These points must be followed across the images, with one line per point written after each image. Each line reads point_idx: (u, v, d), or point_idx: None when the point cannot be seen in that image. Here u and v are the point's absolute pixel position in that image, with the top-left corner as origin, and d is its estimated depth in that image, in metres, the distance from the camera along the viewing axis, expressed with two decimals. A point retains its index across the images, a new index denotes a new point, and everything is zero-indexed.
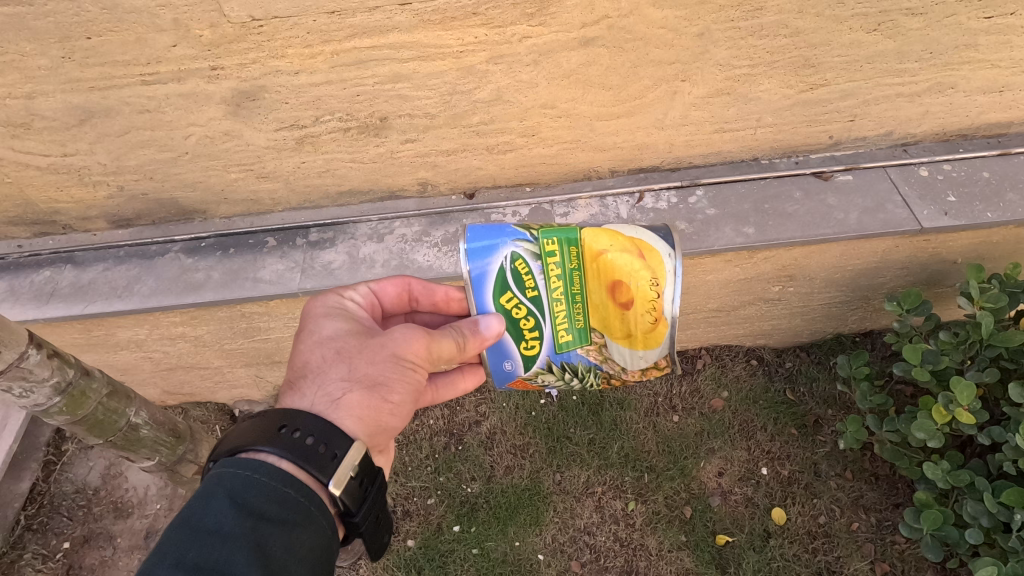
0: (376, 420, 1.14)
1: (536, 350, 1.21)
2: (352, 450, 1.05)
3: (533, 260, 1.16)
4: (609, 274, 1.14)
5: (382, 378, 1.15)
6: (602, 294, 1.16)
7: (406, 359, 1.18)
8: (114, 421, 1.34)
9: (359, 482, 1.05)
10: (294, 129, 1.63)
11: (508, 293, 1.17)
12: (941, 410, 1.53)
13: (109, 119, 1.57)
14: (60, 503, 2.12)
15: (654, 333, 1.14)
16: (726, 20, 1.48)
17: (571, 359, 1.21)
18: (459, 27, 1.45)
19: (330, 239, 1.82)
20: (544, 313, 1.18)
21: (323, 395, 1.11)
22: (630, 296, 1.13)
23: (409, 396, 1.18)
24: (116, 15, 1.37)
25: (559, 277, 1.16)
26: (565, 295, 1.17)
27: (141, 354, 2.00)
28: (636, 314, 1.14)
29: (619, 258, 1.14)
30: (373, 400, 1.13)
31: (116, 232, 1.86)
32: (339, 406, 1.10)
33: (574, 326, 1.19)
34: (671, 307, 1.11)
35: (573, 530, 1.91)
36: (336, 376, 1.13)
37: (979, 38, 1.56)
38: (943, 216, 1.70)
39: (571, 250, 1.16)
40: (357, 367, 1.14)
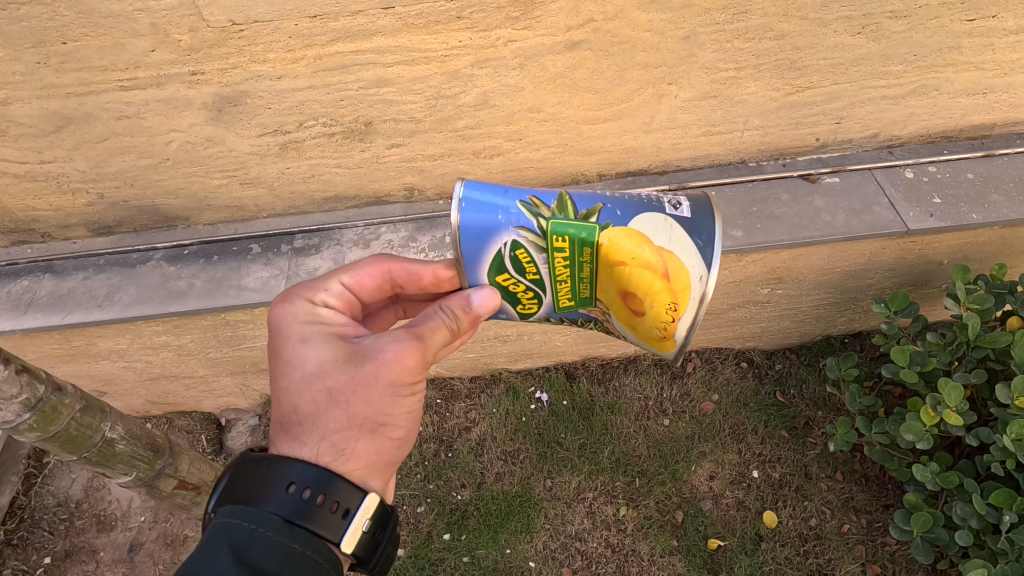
0: (383, 457, 1.12)
1: (535, 310, 1.17)
2: (363, 505, 1.03)
3: (536, 251, 1.09)
4: (626, 282, 1.09)
5: (384, 414, 1.08)
6: (614, 293, 1.12)
7: (404, 386, 1.08)
8: (88, 437, 1.29)
9: (371, 530, 1.05)
10: (278, 135, 1.61)
11: (506, 273, 1.12)
12: (929, 411, 1.53)
13: (87, 125, 1.54)
14: (41, 517, 2.08)
15: (661, 340, 1.15)
16: (711, 23, 1.48)
17: (572, 316, 1.20)
18: (443, 31, 1.43)
19: (315, 246, 1.79)
20: (544, 289, 1.13)
21: (326, 445, 1.04)
22: (645, 309, 1.11)
23: (412, 421, 1.14)
24: (92, 20, 1.34)
25: (564, 265, 1.10)
26: (570, 278, 1.12)
27: (123, 364, 1.96)
28: (647, 324, 1.13)
29: (640, 272, 1.09)
30: (377, 439, 1.09)
31: (96, 240, 1.83)
32: (347, 456, 1.05)
33: (578, 296, 1.15)
34: (684, 330, 1.13)
35: (565, 536, 1.89)
36: (333, 423, 1.05)
37: (962, 41, 1.57)
38: (929, 217, 1.71)
39: (584, 249, 1.09)
40: (354, 407, 1.05)
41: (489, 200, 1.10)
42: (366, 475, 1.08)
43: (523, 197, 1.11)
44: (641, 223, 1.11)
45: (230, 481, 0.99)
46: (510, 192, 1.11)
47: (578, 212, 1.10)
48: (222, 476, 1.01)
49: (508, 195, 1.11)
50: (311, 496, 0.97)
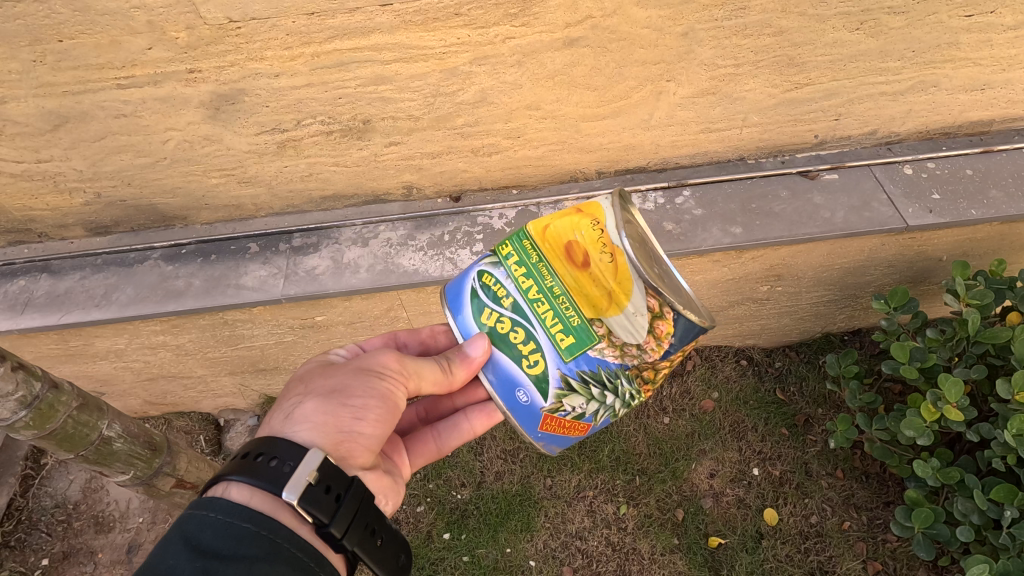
0: (335, 426, 1.08)
1: (542, 365, 1.04)
2: (306, 457, 0.97)
3: (496, 269, 1.08)
4: (558, 243, 1.04)
5: (343, 386, 1.13)
6: (569, 269, 1.03)
7: (372, 368, 1.17)
8: (85, 435, 1.28)
9: (325, 488, 0.95)
10: (276, 133, 1.61)
11: (486, 310, 1.08)
12: (930, 407, 1.52)
13: (84, 124, 1.53)
14: (39, 518, 2.07)
15: (621, 273, 1.00)
16: (709, 20, 1.48)
17: (588, 365, 1.01)
18: (441, 28, 1.43)
19: (314, 245, 1.78)
20: (530, 319, 1.04)
21: (282, 413, 1.10)
22: (584, 250, 1.02)
23: (374, 402, 1.13)
24: (89, 17, 1.34)
25: (525, 273, 1.05)
26: (541, 290, 1.04)
27: (121, 364, 1.95)
28: (597, 263, 1.01)
29: (556, 221, 1.05)
30: (331, 404, 1.09)
31: (94, 240, 1.82)
32: (294, 419, 1.07)
33: (570, 325, 1.02)
34: (618, 234, 1.00)
35: (565, 535, 1.88)
36: (297, 396, 1.13)
37: (960, 37, 1.57)
38: (928, 214, 1.71)
39: (522, 242, 1.08)
40: (318, 381, 1.15)
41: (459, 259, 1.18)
42: (312, 436, 1.04)
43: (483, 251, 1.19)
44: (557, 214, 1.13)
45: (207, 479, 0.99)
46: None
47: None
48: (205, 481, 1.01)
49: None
50: (269, 468, 0.95)
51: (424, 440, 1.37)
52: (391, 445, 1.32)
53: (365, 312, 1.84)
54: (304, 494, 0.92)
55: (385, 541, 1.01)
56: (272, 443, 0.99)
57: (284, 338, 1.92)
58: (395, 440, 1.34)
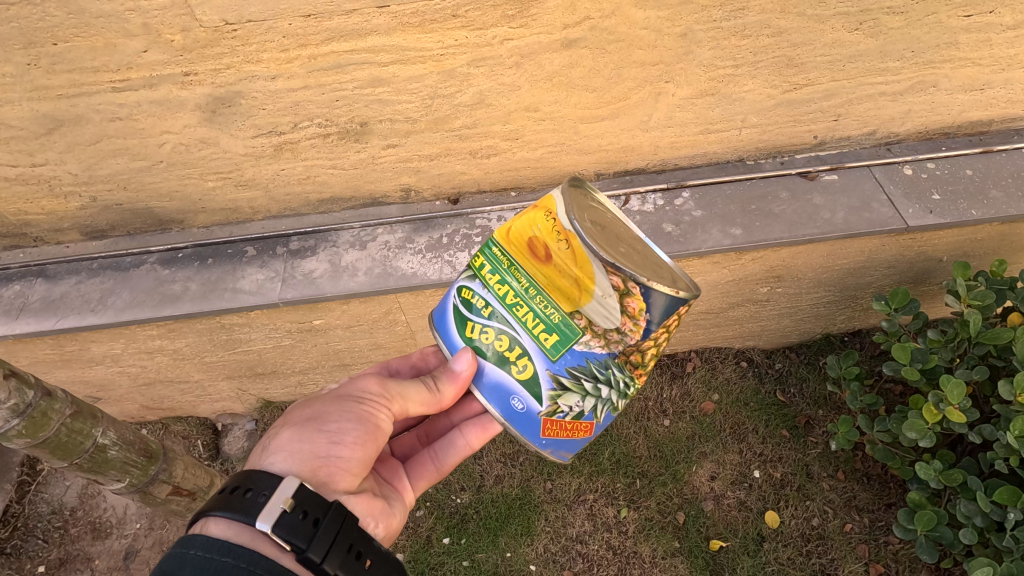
0: (311, 452, 1.07)
1: (532, 369, 1.04)
2: (282, 485, 0.95)
3: (471, 281, 1.09)
4: (520, 242, 1.05)
5: (319, 413, 1.12)
6: (537, 267, 1.03)
7: (350, 394, 1.16)
8: (79, 443, 1.27)
9: (301, 514, 0.93)
10: (273, 135, 1.60)
11: (469, 323, 1.08)
12: (932, 409, 1.51)
13: (79, 127, 1.52)
14: (36, 525, 2.05)
15: (580, 257, 0.98)
16: (708, 20, 1.47)
17: (577, 360, 1.01)
18: (439, 29, 1.42)
19: (311, 248, 1.77)
20: (513, 326, 1.05)
21: (263, 445, 1.10)
22: (541, 242, 1.02)
23: (352, 425, 1.11)
24: (83, 20, 1.33)
25: (499, 279, 1.06)
26: (517, 293, 1.04)
27: (118, 369, 1.94)
28: (558, 252, 1.00)
29: (515, 222, 1.06)
30: (308, 432, 1.09)
31: (90, 244, 1.81)
32: (273, 448, 1.07)
33: (551, 323, 1.02)
34: (568, 219, 0.99)
35: (566, 538, 1.87)
36: (278, 428, 1.14)
37: (959, 37, 1.57)
38: (928, 214, 1.70)
39: (491, 251, 1.08)
40: (298, 411, 1.15)
41: None
42: (287, 464, 1.04)
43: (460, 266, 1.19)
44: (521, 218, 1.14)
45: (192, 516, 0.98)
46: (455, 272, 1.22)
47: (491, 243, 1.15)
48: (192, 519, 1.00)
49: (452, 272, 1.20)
50: (248, 500, 0.93)
51: (424, 461, 1.36)
52: (389, 471, 1.30)
53: (363, 316, 1.82)
54: (277, 520, 0.90)
55: (373, 564, 0.97)
56: (248, 476, 0.97)
57: (282, 342, 1.91)
58: (394, 467, 1.33)
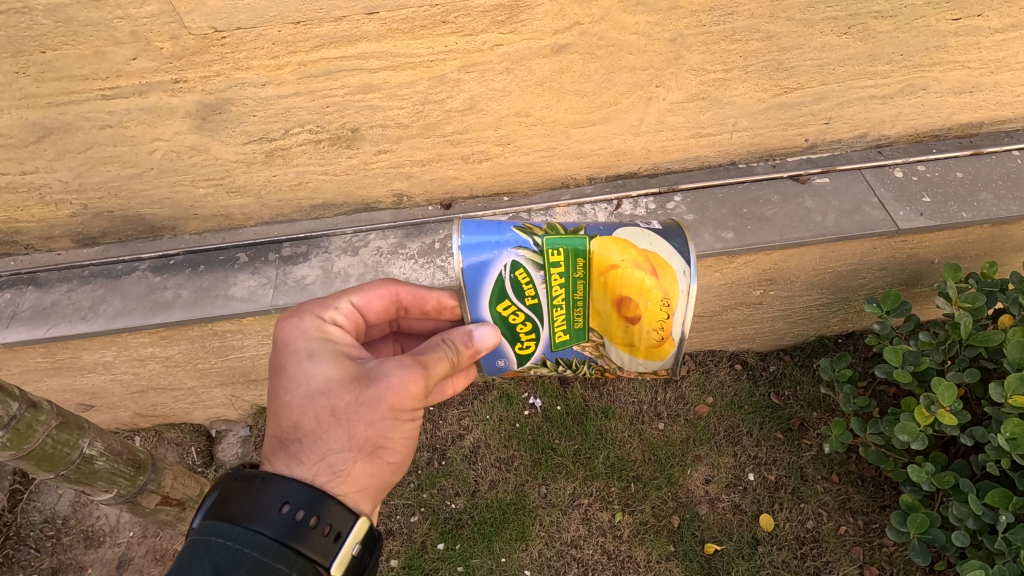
0: (377, 481, 1.09)
1: (531, 349, 1.16)
2: (355, 527, 0.99)
3: (534, 269, 1.10)
4: (616, 287, 1.10)
5: (382, 439, 1.06)
6: (607, 303, 1.11)
7: (406, 411, 1.06)
8: (65, 454, 1.27)
9: (359, 555, 1.00)
10: (263, 142, 1.59)
11: (506, 300, 1.12)
12: (923, 411, 1.52)
13: (69, 134, 1.51)
14: (28, 534, 2.04)
15: (657, 349, 1.13)
16: (698, 25, 1.47)
17: (566, 356, 1.19)
18: (429, 36, 1.42)
19: (304, 254, 1.77)
20: (543, 319, 1.13)
21: (324, 466, 1.02)
22: (637, 312, 1.10)
23: (408, 445, 1.13)
24: (71, 28, 1.32)
25: (561, 285, 1.11)
26: (567, 301, 1.12)
27: (110, 376, 1.93)
28: (642, 328, 1.11)
29: (631, 273, 1.09)
30: (375, 464, 1.07)
31: (81, 252, 1.80)
32: (343, 479, 1.02)
33: (572, 327, 1.15)
34: (679, 328, 1.11)
35: (560, 543, 1.87)
36: (334, 444, 1.02)
37: (948, 40, 1.58)
38: (919, 216, 1.70)
39: (577, 260, 1.10)
40: (356, 428, 1.03)
41: (490, 231, 1.12)
42: (359, 500, 1.05)
43: (518, 223, 1.14)
44: (623, 233, 1.13)
45: (218, 499, 0.95)
46: (503, 223, 1.15)
47: (567, 230, 1.14)
48: (210, 491, 0.97)
49: (502, 227, 1.13)
50: (295, 517, 0.93)
51: None
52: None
53: None
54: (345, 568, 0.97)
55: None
56: (302, 492, 0.95)
57: None
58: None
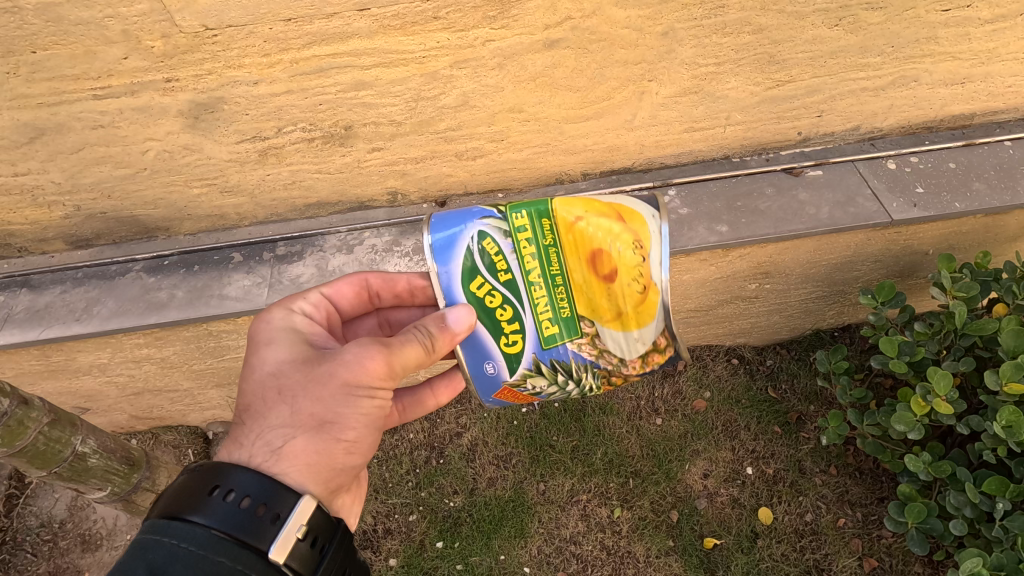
0: (326, 463, 1.05)
1: (520, 346, 1.11)
2: (298, 509, 0.96)
3: (501, 239, 1.10)
4: (586, 245, 1.09)
5: (331, 415, 1.04)
6: (583, 269, 1.10)
7: (359, 386, 1.05)
8: (57, 452, 1.26)
9: (311, 541, 0.96)
10: (257, 141, 1.59)
11: (479, 280, 1.10)
12: (920, 401, 1.52)
13: (60, 135, 1.51)
14: (24, 538, 2.03)
15: (645, 304, 1.09)
16: (689, 18, 1.48)
17: (561, 357, 1.12)
18: (421, 32, 1.42)
19: (298, 253, 1.77)
20: (523, 301, 1.10)
21: (262, 444, 1.01)
22: (614, 270, 1.08)
23: (366, 427, 1.09)
24: (62, 27, 1.32)
25: (533, 252, 1.10)
26: (543, 274, 1.10)
27: (105, 379, 1.93)
28: (622, 280, 1.08)
29: (597, 224, 1.09)
30: (325, 442, 1.04)
31: (75, 253, 1.79)
32: (282, 456, 1.00)
33: (559, 315, 1.11)
34: (659, 269, 1.07)
35: (559, 540, 1.86)
36: (275, 420, 1.03)
37: (939, 31, 1.58)
38: (913, 207, 1.71)
39: (542, 222, 1.10)
40: (301, 403, 1.03)
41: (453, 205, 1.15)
42: (304, 481, 1.01)
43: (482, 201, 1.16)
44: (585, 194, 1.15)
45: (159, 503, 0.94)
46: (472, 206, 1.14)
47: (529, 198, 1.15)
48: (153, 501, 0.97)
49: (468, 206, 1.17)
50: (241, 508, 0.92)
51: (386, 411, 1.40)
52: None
53: None
54: (291, 553, 0.92)
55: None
56: (235, 476, 0.94)
57: None
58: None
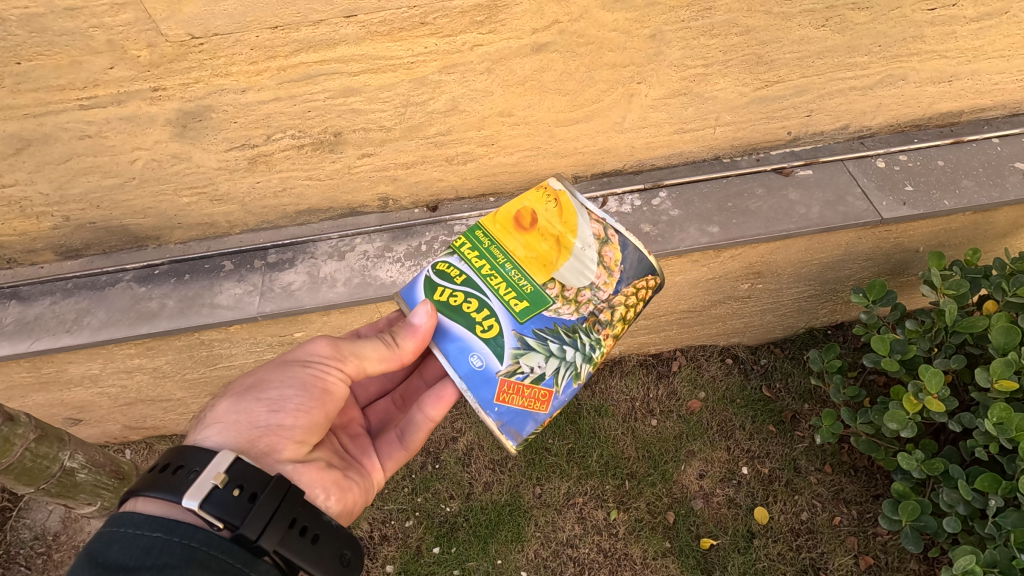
0: (248, 422, 1.12)
1: (499, 330, 1.23)
2: (213, 462, 0.96)
3: (447, 257, 1.32)
4: (509, 217, 1.36)
5: (262, 382, 1.18)
6: (519, 235, 1.34)
7: (296, 358, 1.20)
8: (45, 467, 1.27)
9: (236, 489, 0.94)
10: (246, 149, 1.59)
11: (439, 289, 1.27)
12: (911, 400, 1.53)
13: (47, 146, 1.50)
14: (18, 551, 2.01)
15: (567, 214, 1.35)
16: (677, 21, 1.48)
17: (541, 325, 1.24)
18: (408, 38, 1.42)
19: (289, 260, 1.76)
20: (484, 291, 1.26)
21: (205, 414, 1.17)
22: (534, 216, 1.35)
23: (292, 392, 1.16)
24: (46, 38, 1.31)
25: (477, 254, 1.32)
26: (492, 263, 1.31)
27: (97, 390, 1.92)
28: (544, 215, 1.35)
29: (508, 207, 1.38)
30: (247, 402, 1.14)
31: (65, 264, 1.78)
32: (210, 416, 1.14)
33: (523, 292, 1.27)
34: (560, 191, 1.39)
35: (556, 543, 1.86)
36: (225, 397, 1.20)
37: (925, 30, 1.59)
38: (902, 206, 1.72)
39: (472, 232, 1.36)
40: (245, 377, 1.22)
41: None
42: (224, 437, 1.09)
43: None
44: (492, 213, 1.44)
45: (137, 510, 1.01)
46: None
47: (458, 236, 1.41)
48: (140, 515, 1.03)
49: None
50: (178, 477, 0.94)
51: (390, 441, 1.41)
52: (359, 448, 1.38)
53: (345, 327, 1.82)
54: (207, 498, 0.91)
55: (321, 537, 0.99)
56: (180, 453, 0.99)
57: (264, 356, 1.90)
58: (365, 442, 1.40)
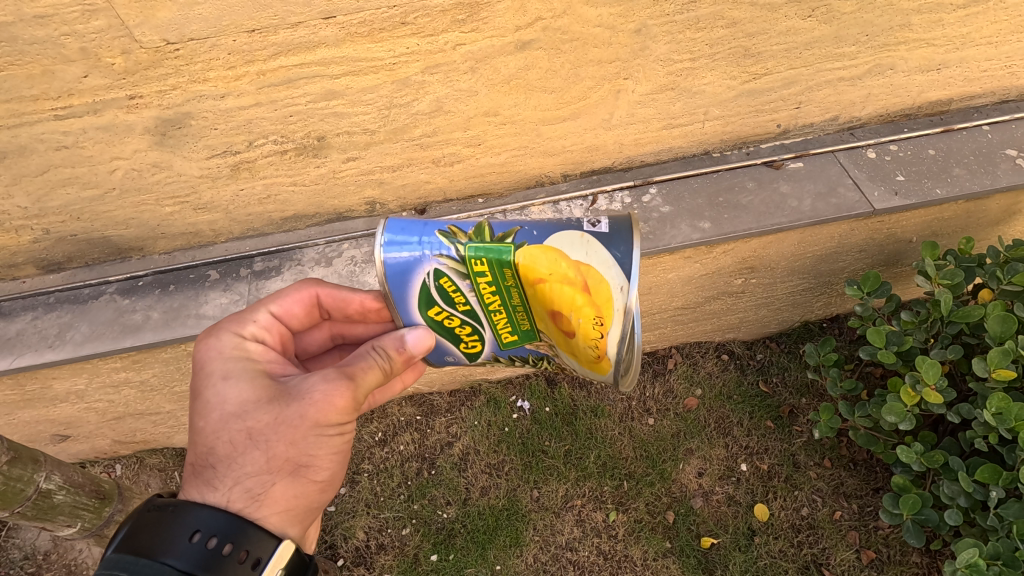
0: (304, 502, 1.09)
1: (479, 349, 1.17)
2: (275, 552, 0.99)
3: (458, 278, 1.08)
4: (552, 306, 1.06)
5: (304, 459, 1.06)
6: (545, 317, 1.09)
7: (330, 427, 1.07)
8: (19, 489, 1.26)
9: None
10: (228, 155, 1.56)
11: (437, 307, 1.11)
12: (909, 391, 1.51)
13: (24, 158, 1.46)
14: (7, 572, 1.97)
15: (598, 365, 1.10)
16: (661, 14, 1.46)
17: (520, 352, 1.19)
18: (390, 38, 1.39)
19: (276, 268, 1.74)
20: (482, 321, 1.12)
21: (240, 491, 1.02)
22: (574, 334, 1.07)
23: (336, 463, 1.13)
24: (17, 47, 1.27)
25: (493, 292, 1.09)
26: (504, 306, 1.10)
27: (84, 406, 1.88)
28: (580, 343, 1.08)
29: (559, 289, 1.05)
30: (300, 483, 1.07)
31: (47, 278, 1.74)
32: (262, 503, 1.03)
33: (519, 329, 1.14)
34: (615, 346, 1.06)
35: (556, 547, 1.84)
36: (251, 467, 1.03)
37: (912, 18, 1.57)
38: (894, 196, 1.71)
39: (504, 271, 1.07)
40: (275, 449, 1.04)
41: (408, 234, 1.09)
42: (283, 524, 1.05)
43: (443, 226, 1.10)
44: (558, 240, 1.09)
45: (129, 532, 0.92)
46: (429, 223, 1.11)
47: (494, 235, 1.09)
48: (119, 527, 0.94)
49: (426, 229, 1.10)
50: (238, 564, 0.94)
51: None
52: None
53: None
54: None
55: None
56: (242, 531, 0.96)
57: None
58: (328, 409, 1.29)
